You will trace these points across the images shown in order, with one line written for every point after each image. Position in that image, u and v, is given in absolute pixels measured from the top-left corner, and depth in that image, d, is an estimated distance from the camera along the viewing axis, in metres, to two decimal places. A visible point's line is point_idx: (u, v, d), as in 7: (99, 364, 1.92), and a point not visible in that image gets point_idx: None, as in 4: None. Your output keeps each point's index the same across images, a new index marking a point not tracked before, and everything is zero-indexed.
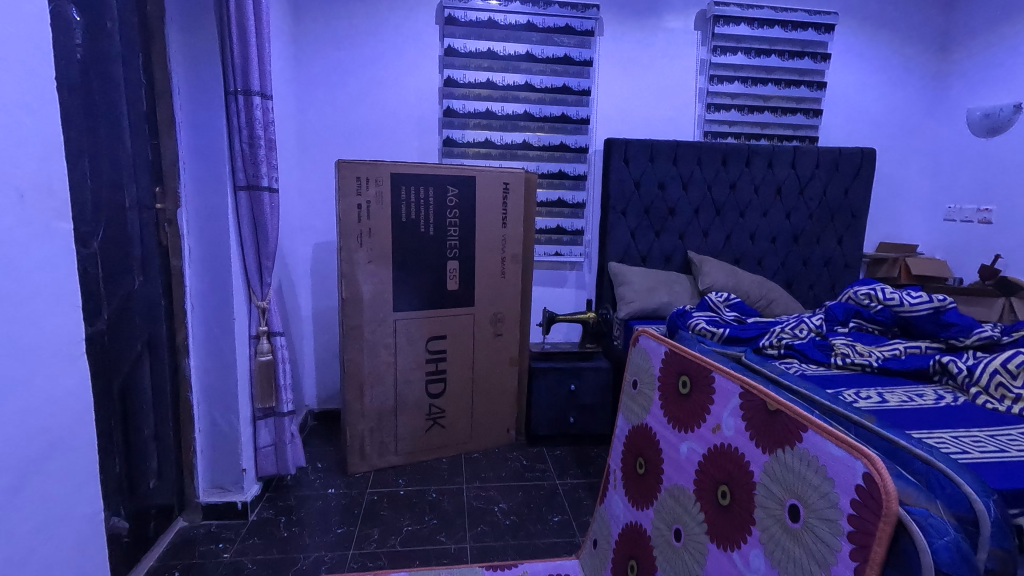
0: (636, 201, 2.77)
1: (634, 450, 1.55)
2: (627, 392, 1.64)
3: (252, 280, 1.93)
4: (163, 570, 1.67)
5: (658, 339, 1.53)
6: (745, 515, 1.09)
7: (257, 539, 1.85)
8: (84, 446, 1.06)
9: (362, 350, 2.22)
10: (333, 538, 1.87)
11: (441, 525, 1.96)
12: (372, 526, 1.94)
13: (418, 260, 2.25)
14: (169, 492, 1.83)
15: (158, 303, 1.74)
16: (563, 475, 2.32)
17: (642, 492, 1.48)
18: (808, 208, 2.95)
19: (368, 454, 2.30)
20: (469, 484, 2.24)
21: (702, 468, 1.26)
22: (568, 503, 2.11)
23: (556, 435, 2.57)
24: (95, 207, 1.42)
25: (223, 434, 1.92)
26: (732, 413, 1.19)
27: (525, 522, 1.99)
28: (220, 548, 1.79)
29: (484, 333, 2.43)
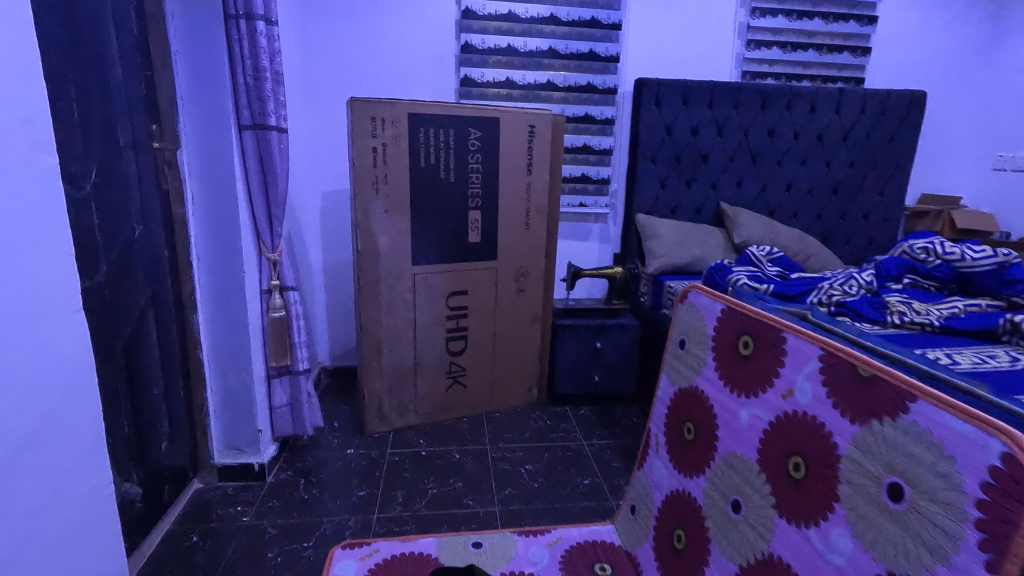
0: (667, 148, 2.58)
1: (681, 414, 1.44)
2: (672, 352, 1.52)
3: (262, 229, 1.78)
4: (181, 536, 1.59)
5: (713, 295, 1.40)
6: (824, 489, 0.98)
7: (276, 502, 1.77)
8: (88, 412, 0.94)
9: (379, 306, 2.09)
10: (354, 501, 1.79)
11: (467, 488, 1.88)
12: (395, 489, 1.86)
13: (438, 210, 2.09)
14: (183, 454, 1.73)
15: (161, 255, 1.59)
16: (589, 436, 2.23)
17: (690, 459, 1.37)
18: (850, 156, 2.75)
19: (387, 414, 2.22)
20: (492, 445, 2.15)
21: (767, 436, 1.14)
22: (597, 465, 2.03)
23: (579, 394, 2.47)
24: (86, 145, 1.26)
25: (236, 393, 1.82)
26: (809, 376, 1.06)
27: (554, 485, 1.91)
28: (239, 512, 1.72)
29: (507, 288, 2.29)
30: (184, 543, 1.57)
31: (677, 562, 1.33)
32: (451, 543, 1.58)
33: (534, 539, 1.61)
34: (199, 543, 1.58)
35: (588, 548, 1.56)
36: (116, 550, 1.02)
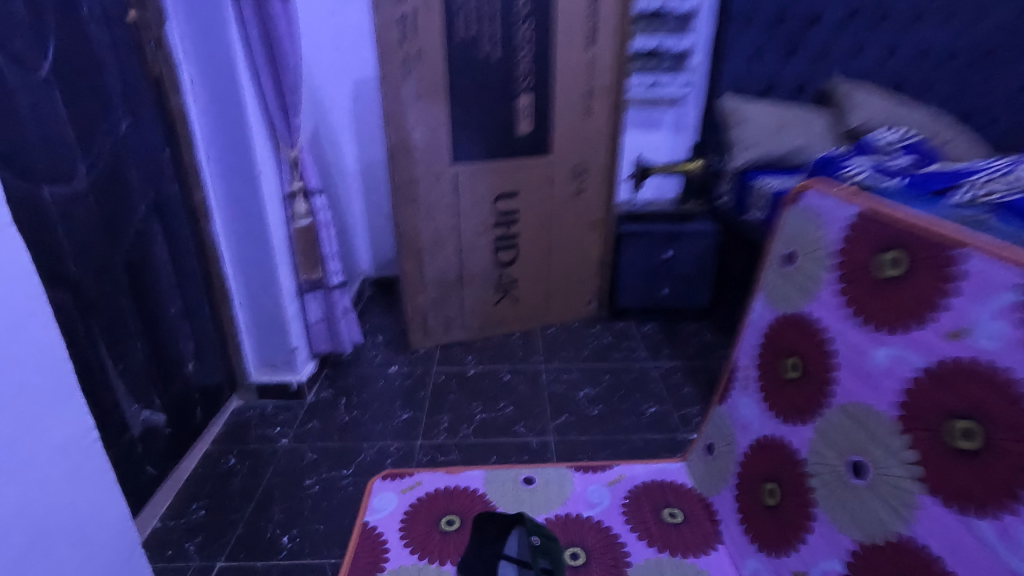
0: (766, 7, 2.05)
1: (781, 347, 1.15)
2: (774, 269, 1.20)
3: (275, 121, 1.51)
4: (219, 458, 1.53)
5: (841, 196, 1.04)
6: (1017, 475, 0.71)
7: (316, 424, 1.66)
8: (48, 351, 0.77)
9: (417, 211, 1.84)
10: (397, 424, 1.67)
11: (518, 413, 1.71)
12: (441, 412, 1.72)
13: (479, 95, 1.75)
14: (216, 372, 1.63)
15: (160, 156, 1.37)
16: (656, 356, 1.99)
17: (791, 403, 1.10)
18: (1011, 8, 2.13)
19: (432, 329, 2.04)
20: (546, 364, 1.96)
21: (915, 387, 0.85)
22: (665, 390, 1.80)
23: (644, 307, 2.20)
24: (34, 15, 1.01)
25: (265, 309, 1.67)
26: (1005, 315, 0.74)
27: (615, 412, 1.71)
28: (278, 433, 1.62)
29: (564, 189, 1.97)
30: (221, 464, 1.50)
31: (769, 520, 1.11)
32: (500, 479, 1.42)
33: (592, 475, 1.42)
34: (237, 466, 1.50)
35: (655, 490, 1.37)
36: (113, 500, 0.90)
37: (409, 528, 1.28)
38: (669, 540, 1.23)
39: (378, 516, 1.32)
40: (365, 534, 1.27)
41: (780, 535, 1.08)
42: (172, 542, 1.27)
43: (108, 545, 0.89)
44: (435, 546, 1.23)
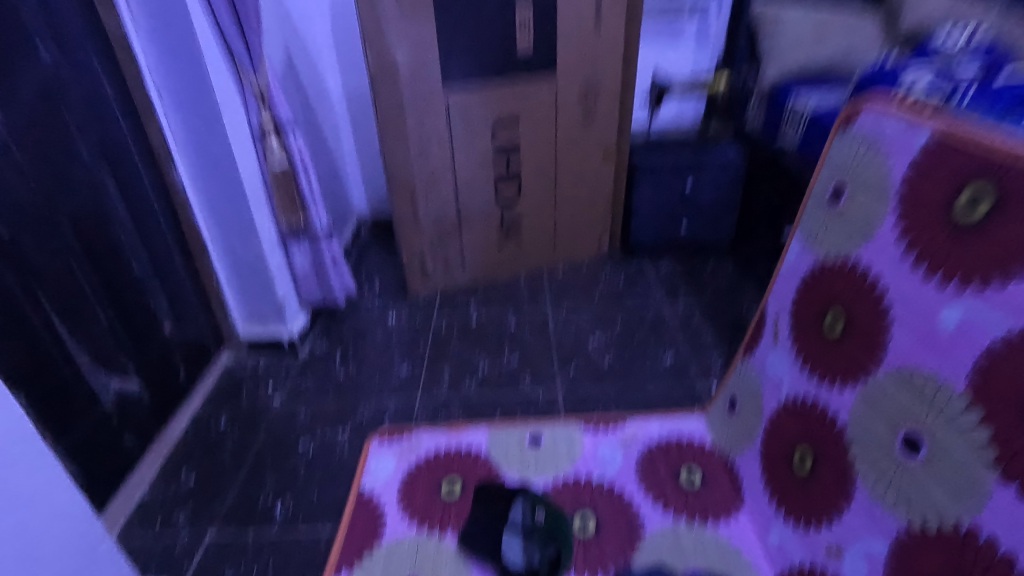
0: None
1: (822, 298, 0.99)
2: (818, 206, 1.01)
3: (233, 42, 1.29)
4: (210, 420, 1.45)
5: (911, 116, 0.84)
6: None
7: (311, 379, 1.57)
8: None
9: (408, 145, 1.65)
10: (396, 379, 1.57)
11: (525, 363, 1.60)
12: (442, 365, 1.62)
13: (471, 6, 1.51)
14: (199, 330, 1.53)
15: (103, 93, 1.20)
16: (673, 297, 1.84)
17: (833, 363, 0.96)
18: None
19: (431, 274, 1.91)
20: (554, 309, 1.83)
21: (1001, 356, 0.71)
22: (682, 335, 1.67)
23: (661, 243, 2.03)
24: None
25: (246, 261, 1.54)
26: None
27: (629, 360, 1.59)
28: (271, 392, 1.54)
29: (571, 115, 1.75)
30: (212, 428, 1.43)
31: (800, 489, 1.01)
32: (505, 441, 1.30)
33: (604, 435, 1.29)
34: (228, 429, 1.43)
35: (672, 449, 1.25)
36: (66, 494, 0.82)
37: (408, 497, 1.19)
38: (687, 506, 1.13)
39: (374, 481, 1.22)
40: (361, 504, 1.17)
41: (812, 506, 0.98)
42: (161, 513, 1.23)
43: (66, 542, 0.82)
44: (434, 517, 1.15)
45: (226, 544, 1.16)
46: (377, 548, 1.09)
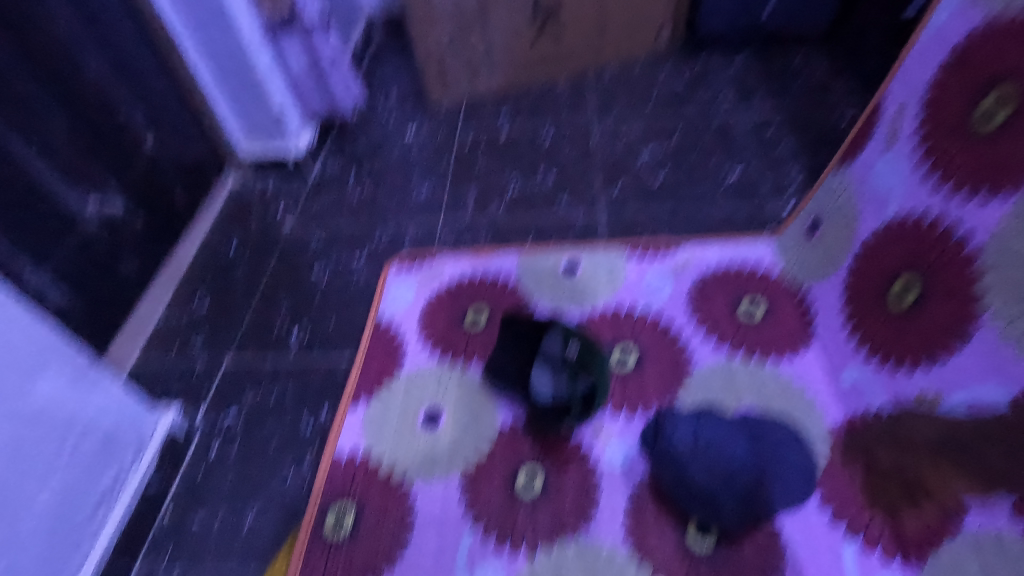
0: None
1: (987, 72, 0.71)
2: None
3: None
4: (220, 244, 1.35)
5: None
6: None
7: (323, 201, 1.42)
8: None
9: None
10: (416, 200, 1.39)
11: (562, 182, 1.38)
12: (468, 184, 1.41)
13: None
14: (192, 144, 1.35)
15: None
16: (746, 101, 1.51)
17: (982, 167, 0.71)
18: None
19: (453, 78, 1.61)
20: (599, 117, 1.54)
21: None
22: (754, 148, 1.39)
23: (737, 32, 1.63)
24: None
25: (229, 62, 1.30)
26: None
27: (686, 177, 1.34)
28: (281, 214, 1.40)
29: None
30: (222, 252, 1.33)
31: (891, 321, 0.83)
32: (537, 268, 1.15)
33: (652, 261, 1.11)
34: (239, 253, 1.32)
35: (731, 278, 1.07)
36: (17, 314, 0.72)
37: (428, 326, 1.08)
38: (745, 341, 0.98)
39: (393, 309, 1.11)
40: (378, 333, 1.07)
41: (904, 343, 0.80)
42: (178, 337, 1.18)
43: (36, 366, 0.75)
44: (457, 346, 1.05)
45: (243, 369, 1.11)
46: (395, 378, 1.01)
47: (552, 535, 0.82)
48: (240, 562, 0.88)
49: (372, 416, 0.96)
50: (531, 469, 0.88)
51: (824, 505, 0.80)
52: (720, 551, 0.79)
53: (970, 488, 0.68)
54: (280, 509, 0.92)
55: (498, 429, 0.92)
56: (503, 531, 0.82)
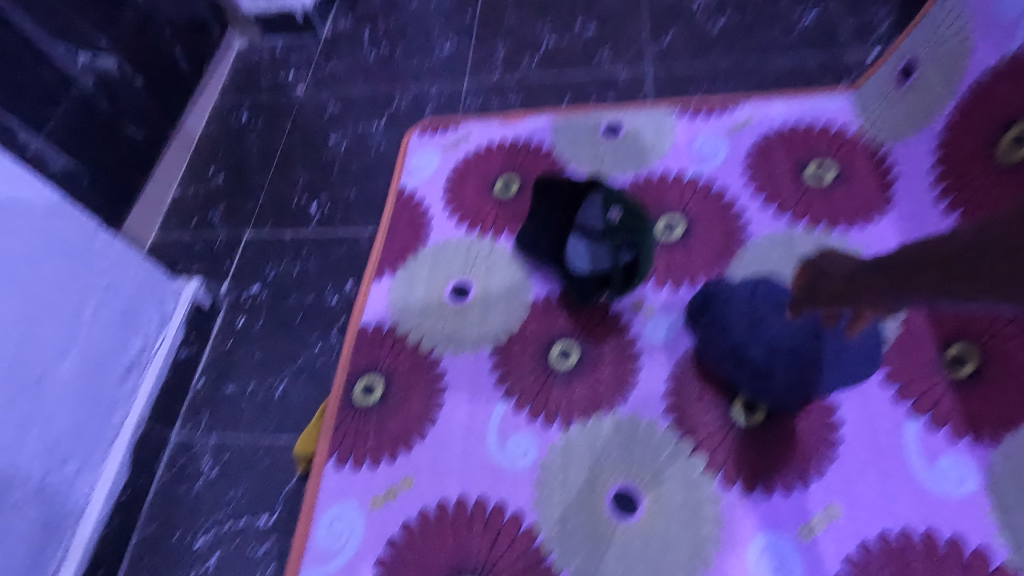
0: None
1: None
2: None
3: None
4: (231, 113, 1.25)
5: None
6: None
7: (337, 63, 1.28)
8: None
9: None
10: (439, 59, 1.24)
11: (604, 34, 1.20)
12: (496, 39, 1.24)
13: None
14: None
15: None
16: None
17: None
18: None
19: None
20: None
21: None
22: None
23: None
24: None
25: None
26: None
27: (751, 23, 1.15)
28: (293, 79, 1.28)
29: None
30: (233, 121, 1.24)
31: (982, 174, 0.74)
32: (575, 130, 1.02)
33: (705, 122, 0.98)
34: (252, 122, 1.23)
35: (797, 138, 0.94)
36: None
37: (455, 195, 1.00)
38: (809, 209, 0.87)
39: (416, 179, 1.03)
40: (401, 204, 1.01)
41: (992, 203, 0.72)
42: (196, 211, 1.13)
43: (34, 227, 0.70)
44: (487, 215, 0.97)
45: (264, 243, 1.06)
46: (421, 250, 0.95)
47: (588, 407, 0.77)
48: (277, 430, 0.86)
49: (398, 286, 0.92)
50: (566, 344, 0.82)
51: (889, 380, 0.72)
52: (771, 423, 0.72)
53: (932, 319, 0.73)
54: (311, 377, 0.89)
55: (532, 301, 0.87)
56: (536, 402, 0.78)
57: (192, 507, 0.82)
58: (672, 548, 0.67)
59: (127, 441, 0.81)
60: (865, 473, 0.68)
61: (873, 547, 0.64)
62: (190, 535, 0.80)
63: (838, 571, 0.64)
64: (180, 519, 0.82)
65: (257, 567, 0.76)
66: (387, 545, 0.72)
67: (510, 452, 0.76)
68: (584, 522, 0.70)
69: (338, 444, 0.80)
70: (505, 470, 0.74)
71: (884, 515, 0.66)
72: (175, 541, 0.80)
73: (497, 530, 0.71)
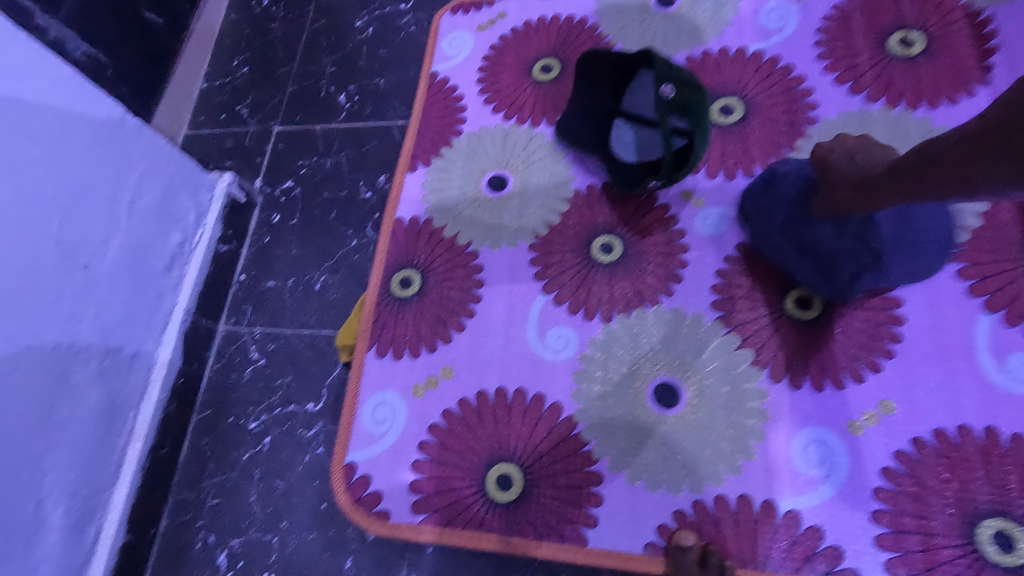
0: None
1: None
2: None
3: None
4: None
5: None
6: None
7: None
8: None
9: None
10: None
11: None
12: None
13: None
14: None
15: None
16: None
17: None
18: None
19: None
20: None
21: None
22: None
23: None
24: None
25: None
26: None
27: None
28: None
29: None
30: (255, 7, 1.16)
31: None
32: (623, 2, 0.92)
33: None
34: (274, 8, 1.15)
35: (882, 4, 0.82)
36: (18, 49, 0.63)
37: (491, 80, 0.92)
38: (889, 86, 0.77)
39: (449, 63, 0.96)
40: (434, 91, 0.95)
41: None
42: (224, 105, 1.09)
43: (60, 111, 0.68)
44: (525, 101, 0.90)
45: (295, 137, 1.02)
46: (456, 140, 0.90)
47: (631, 301, 0.74)
48: (319, 324, 0.87)
49: (432, 178, 0.88)
50: (608, 238, 0.78)
51: (963, 275, 0.66)
52: (827, 318, 0.68)
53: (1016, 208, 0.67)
54: (348, 272, 0.89)
55: (574, 193, 0.82)
56: (576, 297, 0.76)
57: (244, 393, 0.86)
58: (713, 439, 0.66)
59: (177, 330, 0.84)
60: (925, 369, 0.64)
61: (927, 444, 0.61)
62: (244, 418, 0.84)
63: (887, 465, 0.61)
64: (233, 404, 0.85)
65: (307, 448, 0.80)
66: (429, 431, 0.74)
67: (549, 344, 0.75)
68: (624, 412, 0.70)
69: (378, 336, 0.80)
70: (543, 362, 0.74)
71: (941, 412, 0.62)
72: (230, 423, 0.84)
73: (537, 419, 0.71)
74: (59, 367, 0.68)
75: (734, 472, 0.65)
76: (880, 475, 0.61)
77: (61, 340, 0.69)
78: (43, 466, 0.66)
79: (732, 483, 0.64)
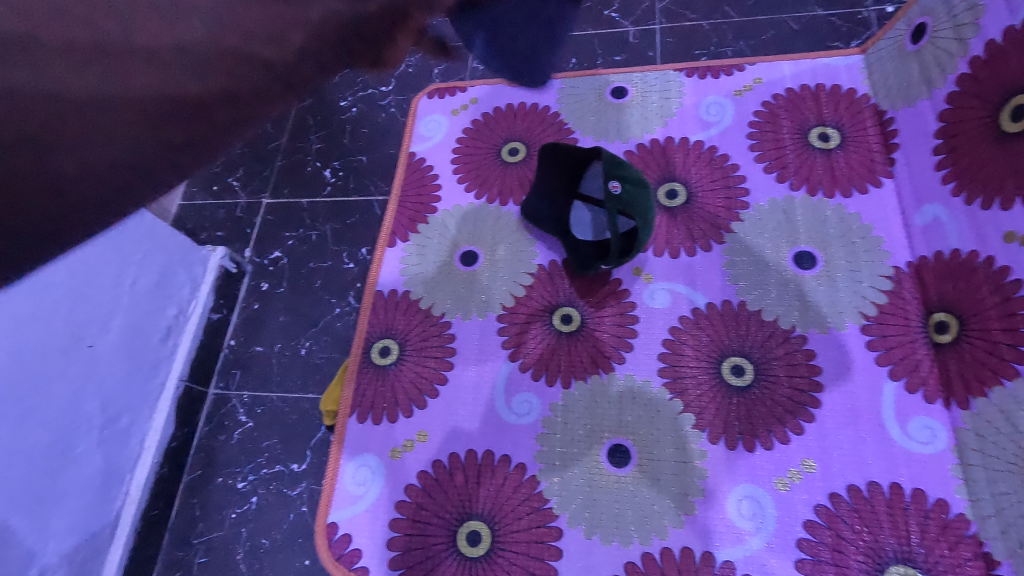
0: None
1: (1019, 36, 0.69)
2: None
3: None
4: None
5: None
6: None
7: None
8: None
9: None
10: None
11: None
12: None
13: None
14: None
15: None
16: None
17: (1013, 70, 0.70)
18: None
19: None
20: None
21: None
22: None
23: None
24: None
25: None
26: None
27: None
28: None
29: None
30: None
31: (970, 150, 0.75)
32: (581, 92, 1.03)
33: (712, 85, 0.99)
34: None
35: (802, 101, 0.94)
36: None
37: (463, 161, 1.02)
38: (809, 176, 0.89)
39: (426, 144, 1.06)
40: (411, 169, 1.04)
41: (977, 169, 0.73)
42: (217, 177, 1.18)
43: None
44: (495, 181, 0.99)
45: (283, 209, 1.10)
46: (432, 216, 0.99)
47: (587, 369, 0.83)
48: (304, 387, 0.94)
49: (409, 251, 0.97)
50: (568, 309, 0.87)
51: (871, 345, 0.76)
52: (758, 384, 0.77)
53: (910, 289, 0.78)
54: (332, 339, 0.96)
55: (537, 267, 0.91)
56: (539, 364, 0.85)
57: (231, 455, 0.92)
58: (659, 496, 0.74)
59: (170, 397, 0.90)
60: (840, 432, 0.73)
61: (842, 499, 0.70)
62: (232, 478, 0.90)
63: (808, 519, 0.70)
64: (222, 463, 0.91)
65: (291, 506, 0.86)
66: (405, 490, 0.81)
67: (514, 408, 0.83)
68: (581, 471, 0.77)
69: (359, 400, 0.87)
70: (509, 425, 0.82)
71: (853, 471, 0.71)
72: (218, 483, 0.90)
73: (503, 477, 0.79)
74: (62, 440, 0.74)
75: (679, 526, 0.73)
76: (803, 526, 0.70)
77: (64, 419, 0.75)
78: (45, 536, 0.72)
79: (676, 536, 0.72)
